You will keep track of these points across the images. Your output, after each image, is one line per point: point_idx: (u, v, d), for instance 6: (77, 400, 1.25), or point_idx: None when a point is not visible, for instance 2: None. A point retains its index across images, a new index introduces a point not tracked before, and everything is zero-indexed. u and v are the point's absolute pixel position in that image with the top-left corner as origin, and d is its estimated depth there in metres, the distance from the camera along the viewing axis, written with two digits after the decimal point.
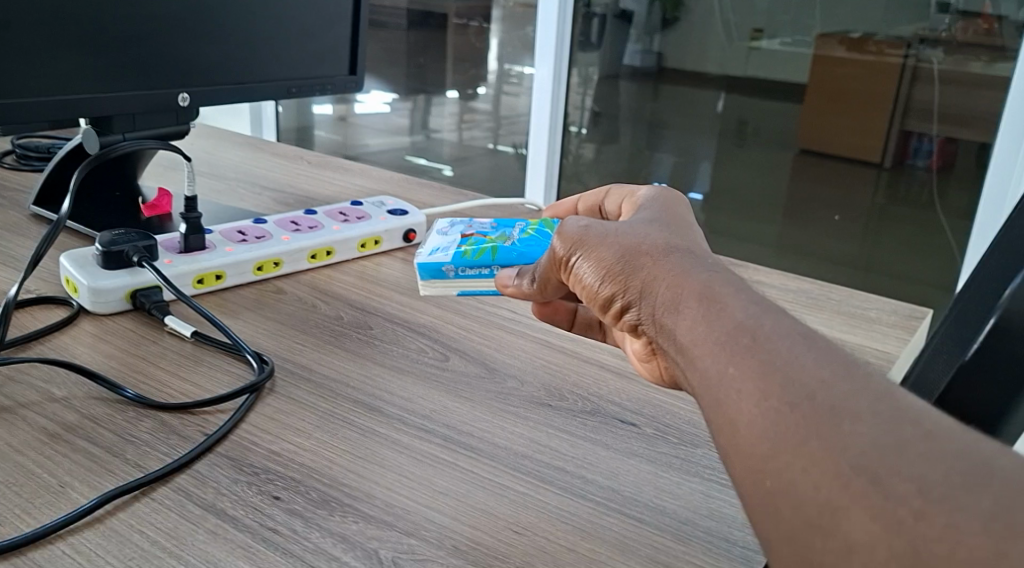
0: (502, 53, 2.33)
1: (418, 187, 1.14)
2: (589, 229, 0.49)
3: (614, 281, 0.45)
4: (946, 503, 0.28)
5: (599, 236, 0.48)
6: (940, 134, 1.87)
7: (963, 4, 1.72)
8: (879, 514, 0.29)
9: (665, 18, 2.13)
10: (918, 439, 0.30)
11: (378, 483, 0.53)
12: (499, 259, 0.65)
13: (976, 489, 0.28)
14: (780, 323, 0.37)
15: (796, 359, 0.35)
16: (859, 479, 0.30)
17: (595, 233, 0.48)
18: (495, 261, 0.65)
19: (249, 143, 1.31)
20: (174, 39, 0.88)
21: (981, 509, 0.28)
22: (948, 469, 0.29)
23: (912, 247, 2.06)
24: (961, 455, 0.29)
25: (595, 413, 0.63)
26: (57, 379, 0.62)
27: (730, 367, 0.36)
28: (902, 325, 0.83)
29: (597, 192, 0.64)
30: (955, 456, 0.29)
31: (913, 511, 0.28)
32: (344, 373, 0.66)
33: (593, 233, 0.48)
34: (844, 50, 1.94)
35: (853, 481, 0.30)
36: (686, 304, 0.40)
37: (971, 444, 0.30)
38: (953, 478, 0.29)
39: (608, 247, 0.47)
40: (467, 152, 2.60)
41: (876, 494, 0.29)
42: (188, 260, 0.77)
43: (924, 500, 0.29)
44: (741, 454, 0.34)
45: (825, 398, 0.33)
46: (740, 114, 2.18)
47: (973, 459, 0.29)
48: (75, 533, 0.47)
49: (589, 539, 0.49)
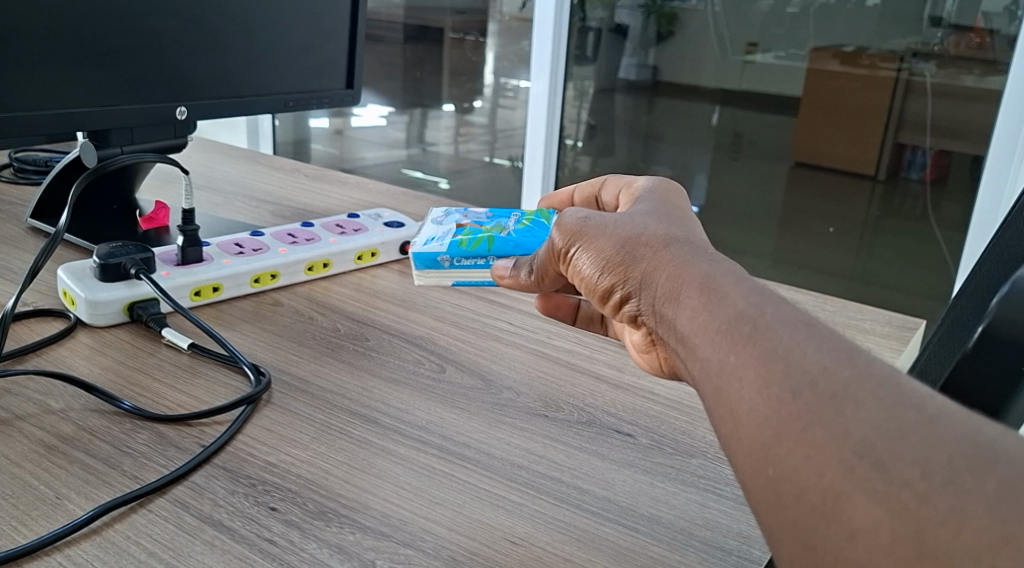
0: (497, 67, 2.35)
1: (414, 199, 1.15)
2: (588, 221, 0.49)
3: (614, 272, 0.46)
4: (949, 487, 0.28)
5: (598, 226, 0.48)
6: (929, 149, 1.91)
7: (955, 17, 1.73)
8: (882, 497, 0.30)
9: (660, 32, 2.15)
10: (920, 423, 0.31)
11: (374, 493, 0.53)
12: (494, 250, 0.66)
13: (981, 471, 0.29)
14: (782, 311, 0.37)
15: (798, 346, 0.35)
16: (863, 464, 0.30)
17: (594, 223, 0.49)
18: (490, 253, 0.66)
19: (247, 156, 1.32)
20: (173, 53, 0.88)
21: (985, 494, 0.28)
22: (951, 452, 0.29)
23: (905, 259, 2.07)
24: (964, 439, 0.30)
25: (591, 423, 0.63)
26: (54, 391, 0.62)
27: (731, 356, 0.36)
28: (895, 335, 0.83)
29: (593, 183, 0.65)
30: (957, 440, 0.30)
31: (916, 495, 0.29)
32: (341, 385, 0.66)
33: (592, 224, 0.49)
34: (838, 64, 1.96)
35: (856, 465, 0.31)
36: (686, 293, 0.41)
37: (974, 426, 0.30)
38: (955, 461, 0.29)
39: (607, 238, 0.47)
40: (463, 166, 2.63)
41: (879, 478, 0.30)
42: (185, 273, 0.78)
43: (928, 484, 0.29)
44: (742, 442, 0.35)
45: (828, 385, 0.33)
46: (735, 126, 2.20)
47: (977, 441, 0.29)
48: (72, 545, 0.47)
49: (585, 549, 0.50)
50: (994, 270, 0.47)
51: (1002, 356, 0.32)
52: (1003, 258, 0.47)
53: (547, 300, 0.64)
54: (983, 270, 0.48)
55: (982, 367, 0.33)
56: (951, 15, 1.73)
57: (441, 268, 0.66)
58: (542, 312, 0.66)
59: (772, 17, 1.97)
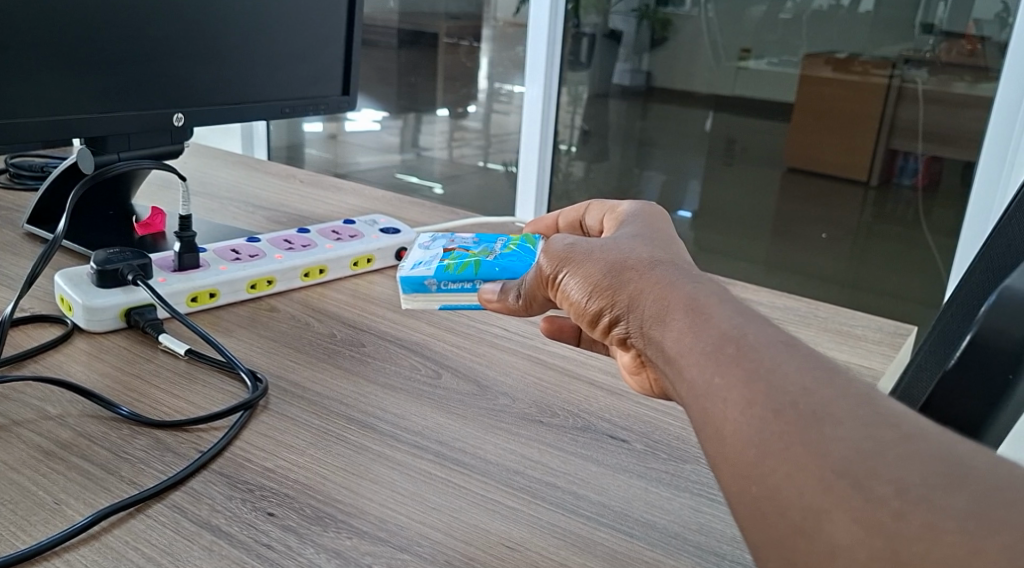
0: (492, 72, 2.36)
1: (409, 205, 1.15)
2: (575, 246, 0.50)
3: (601, 296, 0.47)
4: (924, 504, 0.29)
5: (585, 252, 0.49)
6: (920, 155, 1.93)
7: (947, 25, 1.74)
8: (860, 515, 0.30)
9: (654, 37, 2.17)
10: (896, 441, 0.31)
11: (369, 499, 0.54)
12: (481, 273, 0.66)
13: (954, 488, 0.29)
14: (764, 331, 0.38)
15: (780, 366, 0.36)
16: (841, 482, 0.31)
17: (581, 250, 0.49)
18: (477, 276, 0.66)
19: (243, 162, 1.32)
20: (170, 61, 0.89)
21: (958, 510, 0.29)
22: (926, 469, 0.30)
23: (897, 265, 2.09)
24: (938, 456, 0.30)
25: (586, 429, 0.63)
26: (52, 397, 0.62)
27: (716, 376, 0.37)
28: (887, 341, 0.84)
29: (577, 209, 0.67)
30: (932, 457, 0.30)
31: (892, 512, 0.30)
32: (337, 391, 0.66)
33: (580, 249, 0.49)
34: (831, 70, 1.97)
35: (835, 483, 0.31)
36: (672, 315, 0.41)
37: (947, 444, 0.31)
38: (930, 478, 0.30)
39: (594, 263, 0.48)
40: (457, 170, 2.64)
41: (857, 496, 0.31)
42: (182, 278, 0.78)
43: (904, 501, 0.30)
44: (726, 461, 0.35)
45: (808, 404, 0.34)
46: (729, 132, 2.22)
47: (951, 458, 0.30)
48: (70, 550, 0.47)
49: (580, 553, 0.50)
50: (982, 280, 0.48)
51: (978, 375, 0.33)
52: (990, 267, 0.48)
53: (552, 321, 0.65)
54: (971, 280, 0.49)
55: (961, 386, 0.34)
56: (943, 22, 1.75)
57: (428, 293, 0.67)
58: (547, 334, 0.67)
59: (765, 22, 1.98)
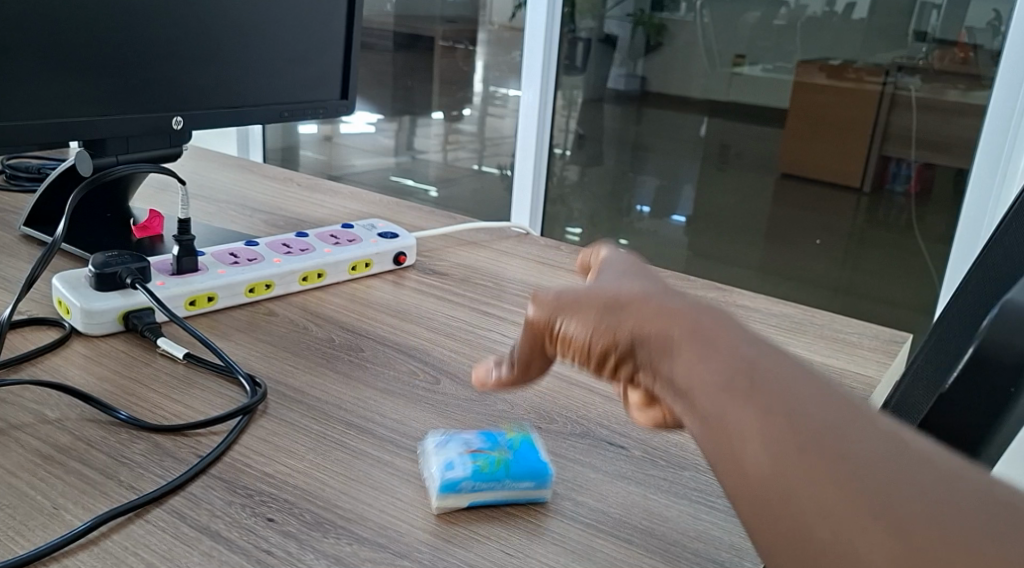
0: (488, 76, 2.37)
1: (407, 209, 1.15)
2: (566, 292, 0.45)
3: (605, 334, 0.42)
4: (952, 524, 0.30)
5: (577, 294, 0.44)
6: (915, 161, 1.92)
7: (940, 32, 1.75)
8: (890, 536, 0.30)
9: (649, 43, 2.19)
10: (918, 458, 0.32)
11: (370, 505, 0.54)
12: (513, 471, 0.55)
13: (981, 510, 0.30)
14: (778, 361, 0.37)
15: (799, 398, 0.35)
16: (868, 501, 0.31)
17: (571, 294, 0.45)
18: (508, 475, 0.54)
19: (240, 165, 1.32)
20: (171, 65, 0.89)
21: (988, 532, 0.29)
22: (951, 490, 0.30)
23: (889, 269, 2.08)
24: (963, 478, 0.31)
25: (584, 435, 0.64)
26: (50, 401, 0.62)
27: (734, 408, 0.35)
28: (883, 349, 0.84)
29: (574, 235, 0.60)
30: (955, 476, 0.31)
31: (922, 532, 0.30)
32: (336, 396, 0.66)
33: (570, 294, 0.45)
34: (824, 77, 1.98)
35: (861, 502, 0.31)
36: (683, 346, 0.38)
37: (967, 466, 0.31)
38: (956, 498, 0.30)
39: (589, 302, 0.44)
40: (452, 174, 2.63)
41: (885, 516, 0.30)
42: (180, 282, 0.78)
43: (933, 521, 0.30)
44: (746, 494, 0.34)
45: (829, 431, 0.33)
46: (722, 138, 2.21)
47: (974, 481, 0.31)
48: (70, 555, 0.47)
49: (579, 560, 0.50)
50: (976, 292, 0.49)
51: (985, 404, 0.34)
52: (988, 275, 0.48)
53: None
54: (968, 292, 0.50)
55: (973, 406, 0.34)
56: (936, 30, 1.76)
57: (461, 494, 0.54)
58: None
59: (760, 29, 1.99)
